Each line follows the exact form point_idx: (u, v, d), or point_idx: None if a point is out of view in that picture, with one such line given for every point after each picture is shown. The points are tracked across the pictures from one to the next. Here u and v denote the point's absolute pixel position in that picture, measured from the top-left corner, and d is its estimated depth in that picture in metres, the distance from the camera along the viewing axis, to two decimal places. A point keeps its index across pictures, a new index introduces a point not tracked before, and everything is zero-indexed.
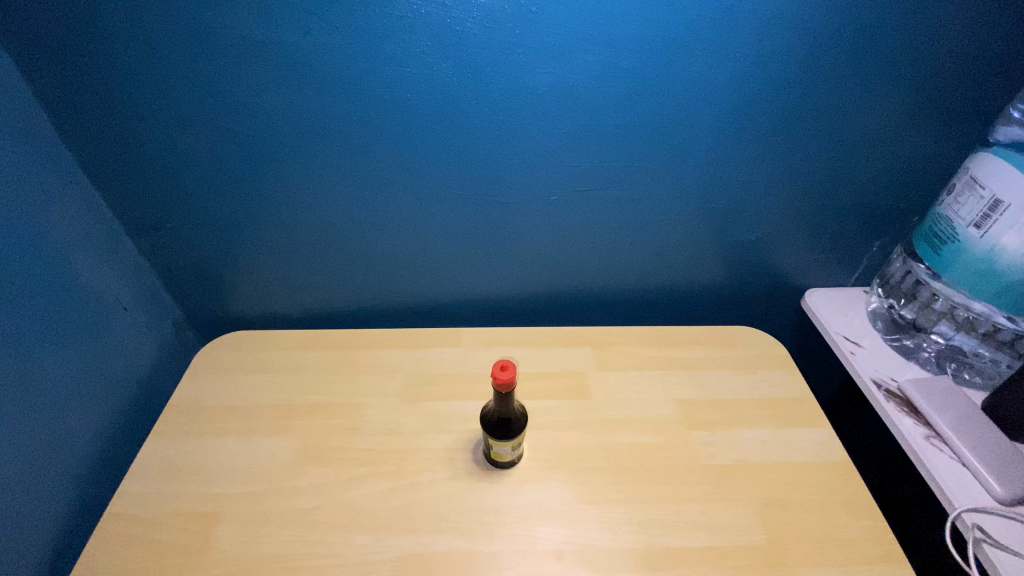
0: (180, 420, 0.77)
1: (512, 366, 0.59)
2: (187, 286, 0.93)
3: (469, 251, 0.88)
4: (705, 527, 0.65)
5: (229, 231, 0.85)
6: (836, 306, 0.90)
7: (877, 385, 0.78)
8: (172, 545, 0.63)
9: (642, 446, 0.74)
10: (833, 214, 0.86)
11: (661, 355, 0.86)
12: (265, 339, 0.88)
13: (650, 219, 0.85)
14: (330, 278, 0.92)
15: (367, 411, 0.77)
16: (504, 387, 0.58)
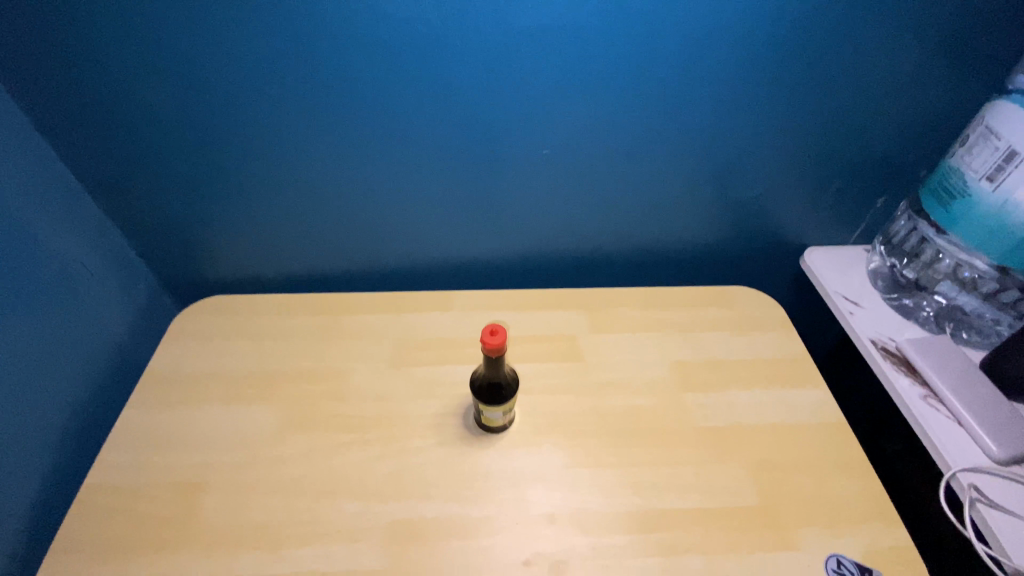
0: (157, 387, 0.74)
1: (501, 330, 0.56)
2: (158, 248, 0.88)
3: (458, 210, 0.84)
4: (698, 490, 0.65)
5: (199, 189, 0.80)
6: (835, 265, 0.87)
7: (876, 345, 0.76)
8: (154, 516, 0.61)
9: (636, 408, 0.72)
10: (837, 169, 0.82)
11: (655, 317, 0.84)
12: (245, 304, 0.85)
13: (647, 175, 0.81)
14: (311, 239, 0.87)
15: (353, 376, 0.75)
16: (493, 352, 0.56)
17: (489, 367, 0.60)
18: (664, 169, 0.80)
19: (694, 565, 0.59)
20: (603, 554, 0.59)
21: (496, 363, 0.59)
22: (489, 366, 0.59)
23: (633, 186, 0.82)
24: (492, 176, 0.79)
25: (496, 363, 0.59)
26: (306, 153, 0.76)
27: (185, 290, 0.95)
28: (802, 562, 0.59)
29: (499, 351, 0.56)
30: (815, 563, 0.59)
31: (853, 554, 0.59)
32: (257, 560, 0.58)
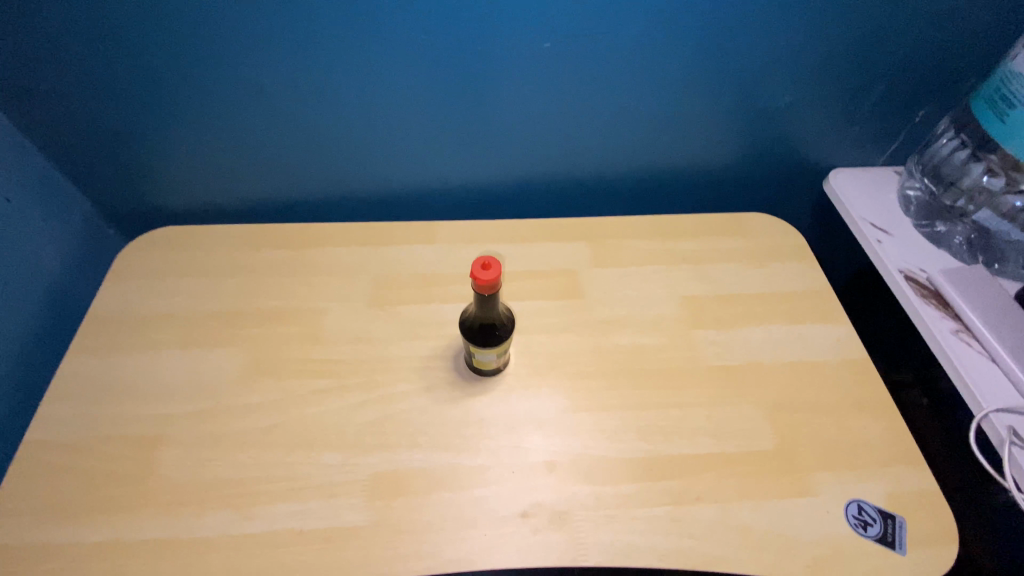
0: (103, 331, 0.65)
1: (496, 263, 0.47)
2: (93, 171, 0.76)
3: (441, 126, 0.72)
4: (710, 433, 0.59)
5: (132, 100, 0.67)
6: (863, 189, 0.79)
7: (906, 276, 0.70)
8: (106, 473, 0.55)
9: (643, 347, 0.65)
10: (877, 76, 0.71)
11: (663, 247, 0.76)
12: (200, 235, 0.74)
13: (660, 83, 0.69)
14: (273, 161, 0.76)
15: (327, 316, 0.66)
16: (486, 289, 0.48)
17: (482, 305, 0.52)
18: (680, 78, 0.69)
19: (706, 513, 0.54)
20: (608, 504, 0.54)
21: (489, 301, 0.51)
22: (481, 304, 0.51)
23: (643, 97, 0.71)
24: (481, 85, 0.68)
25: (489, 300, 0.51)
26: (257, 53, 0.63)
27: (131, 221, 0.84)
28: (821, 508, 0.55)
29: (493, 288, 0.48)
30: (835, 509, 0.55)
31: (874, 499, 0.56)
32: (225, 520, 0.52)
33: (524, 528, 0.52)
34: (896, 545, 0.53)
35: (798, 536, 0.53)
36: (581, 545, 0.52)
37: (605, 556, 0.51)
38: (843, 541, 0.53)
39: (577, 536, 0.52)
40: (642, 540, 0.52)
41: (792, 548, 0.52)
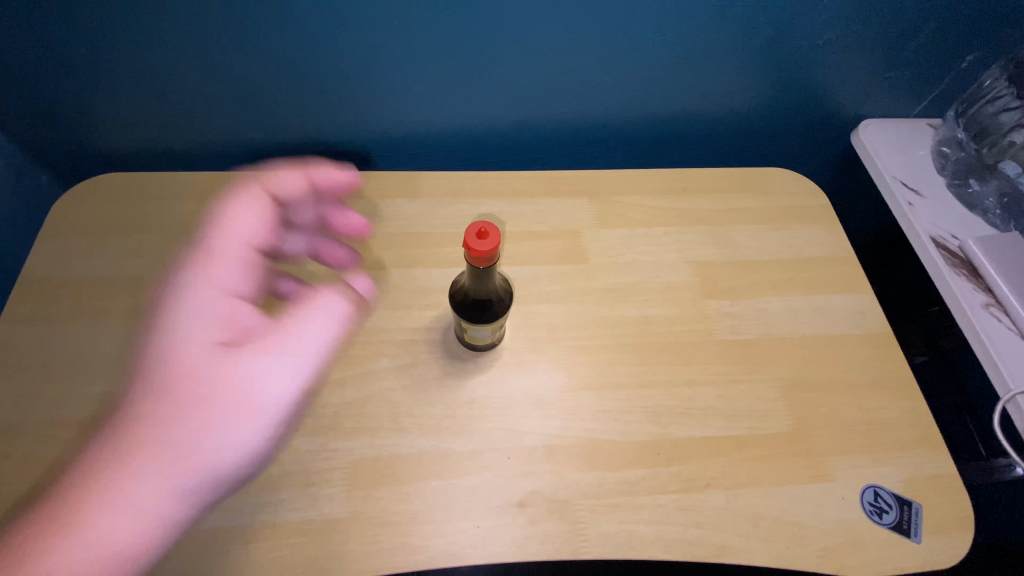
0: (40, 297, 0.57)
1: (492, 230, 0.40)
2: (16, 105, 0.65)
3: (428, 63, 0.62)
4: (721, 414, 0.54)
5: (52, 20, 0.56)
6: (894, 144, 0.72)
7: (937, 243, 0.64)
8: (47, 461, 0.48)
9: (651, 319, 0.59)
10: (928, 13, 0.63)
11: (674, 206, 0.68)
12: (148, 185, 0.65)
13: (683, 15, 0.60)
14: (231, 99, 0.65)
15: (298, 281, 0.59)
16: (480, 260, 0.40)
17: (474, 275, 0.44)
18: (708, 10, 0.59)
19: (717, 501, 0.50)
20: (611, 492, 0.50)
21: (483, 271, 0.44)
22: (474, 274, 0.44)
23: (663, 32, 0.61)
24: (476, 13, 0.57)
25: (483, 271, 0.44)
26: None
27: (70, 167, 0.74)
28: (837, 494, 0.51)
29: (490, 258, 0.41)
30: (851, 495, 0.51)
31: (892, 484, 0.52)
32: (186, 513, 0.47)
33: (520, 519, 0.48)
34: (912, 533, 0.50)
35: (811, 525, 0.49)
36: (581, 537, 0.48)
37: (608, 547, 0.47)
38: (858, 529, 0.49)
39: (577, 526, 0.48)
40: (647, 529, 0.48)
41: (805, 537, 0.49)
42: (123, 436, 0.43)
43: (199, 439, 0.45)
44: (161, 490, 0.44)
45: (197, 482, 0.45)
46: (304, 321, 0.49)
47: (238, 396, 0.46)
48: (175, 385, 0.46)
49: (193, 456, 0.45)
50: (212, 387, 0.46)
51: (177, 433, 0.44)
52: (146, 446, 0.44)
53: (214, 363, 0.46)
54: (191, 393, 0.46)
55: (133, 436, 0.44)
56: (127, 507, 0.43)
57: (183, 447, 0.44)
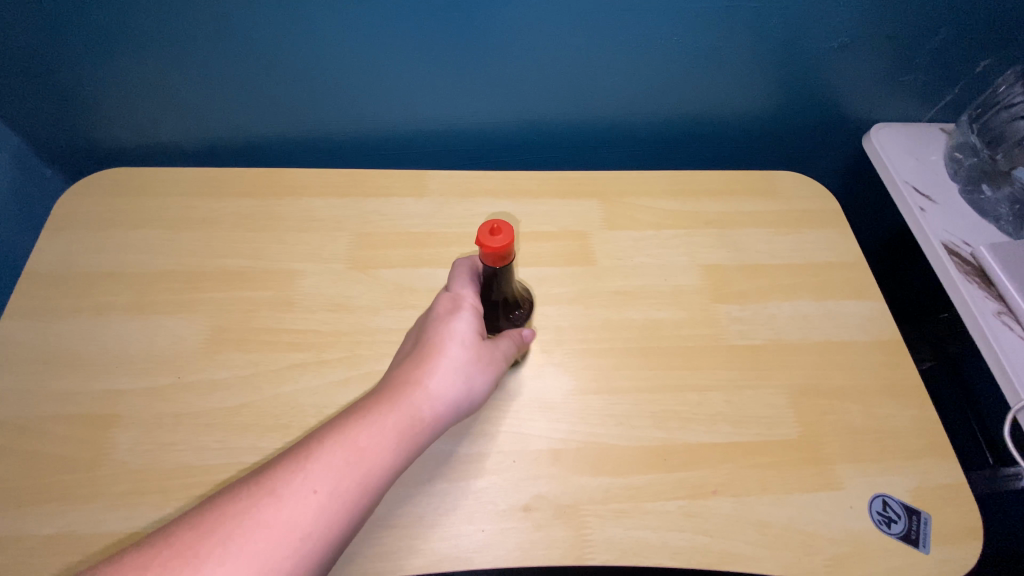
0: (44, 292, 0.57)
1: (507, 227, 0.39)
2: (21, 98, 0.65)
3: (438, 60, 0.61)
4: (729, 419, 0.54)
5: (59, 12, 0.55)
6: (907, 148, 0.71)
7: (948, 250, 0.63)
8: (49, 458, 0.48)
9: (659, 323, 0.59)
10: (944, 16, 0.62)
11: (683, 208, 0.68)
12: (152, 180, 0.64)
13: (697, 15, 0.59)
14: (238, 94, 0.65)
15: (303, 280, 0.58)
16: (500, 258, 0.40)
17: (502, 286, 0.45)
18: (722, 11, 0.59)
19: (723, 508, 0.49)
20: (617, 497, 0.49)
21: (503, 271, 0.43)
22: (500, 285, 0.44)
23: (676, 33, 0.60)
24: (488, 10, 0.57)
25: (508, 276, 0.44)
26: None
27: (74, 161, 0.74)
28: (844, 503, 0.50)
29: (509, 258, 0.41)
30: (859, 504, 0.50)
31: (900, 493, 0.51)
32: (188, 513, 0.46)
33: (525, 524, 0.48)
34: (920, 543, 0.49)
35: (818, 533, 0.49)
36: (586, 543, 0.47)
37: (613, 553, 0.47)
38: (866, 539, 0.49)
39: (582, 531, 0.48)
40: (653, 536, 0.47)
41: (812, 546, 0.48)
42: (354, 448, 0.38)
43: (383, 465, 0.38)
44: (330, 495, 0.36)
45: (373, 502, 0.38)
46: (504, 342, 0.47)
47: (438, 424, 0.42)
48: (423, 404, 0.41)
49: (376, 468, 0.38)
50: (436, 409, 0.41)
51: (393, 453, 0.39)
52: (383, 459, 0.38)
53: (469, 372, 0.43)
54: (422, 417, 0.41)
55: (373, 451, 0.38)
56: (309, 520, 0.35)
57: (388, 468, 0.38)
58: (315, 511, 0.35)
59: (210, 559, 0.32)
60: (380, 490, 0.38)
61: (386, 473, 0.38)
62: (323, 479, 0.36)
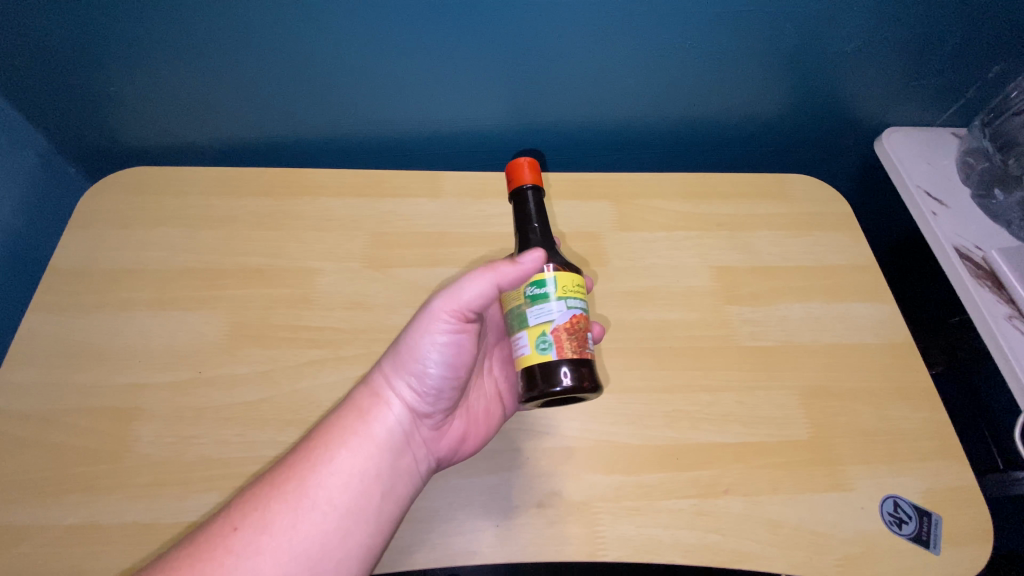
0: (68, 288, 0.58)
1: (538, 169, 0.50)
2: (47, 99, 0.66)
3: (454, 62, 0.62)
4: (741, 420, 0.54)
5: (86, 17, 0.57)
6: (918, 153, 0.72)
7: (960, 254, 0.63)
8: (73, 449, 0.49)
9: (671, 324, 0.59)
10: (955, 22, 0.62)
11: (693, 210, 0.68)
12: (173, 179, 0.66)
13: (709, 21, 0.60)
14: (258, 97, 0.66)
15: (320, 278, 0.59)
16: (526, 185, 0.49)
17: (533, 224, 0.49)
18: (734, 16, 0.59)
19: (735, 507, 0.50)
20: (630, 495, 0.50)
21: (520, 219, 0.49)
22: (529, 222, 0.48)
23: (689, 38, 0.61)
24: (505, 15, 0.58)
25: (541, 218, 0.49)
26: None
27: (96, 161, 0.76)
28: (855, 503, 0.51)
29: (535, 188, 0.49)
30: (870, 505, 0.51)
31: (911, 495, 0.52)
32: (209, 505, 0.47)
33: (539, 520, 0.48)
34: (931, 544, 0.49)
35: (829, 533, 0.49)
36: (599, 539, 0.48)
37: (625, 550, 0.47)
38: (876, 539, 0.49)
39: (595, 528, 0.48)
40: (664, 534, 0.48)
41: (823, 546, 0.48)
42: (288, 473, 0.40)
43: (312, 474, 0.40)
44: (256, 530, 0.37)
45: (312, 512, 0.39)
46: (460, 287, 0.46)
47: (377, 409, 0.45)
48: (356, 406, 0.45)
49: (306, 479, 0.40)
50: (369, 423, 0.44)
51: (326, 456, 0.41)
52: (318, 467, 0.41)
53: (400, 346, 0.47)
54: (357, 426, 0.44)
55: (304, 463, 0.41)
56: (235, 552, 0.36)
57: (323, 474, 0.41)
58: (241, 541, 0.37)
59: None
60: (319, 498, 0.40)
61: (322, 477, 0.41)
62: (245, 515, 0.38)
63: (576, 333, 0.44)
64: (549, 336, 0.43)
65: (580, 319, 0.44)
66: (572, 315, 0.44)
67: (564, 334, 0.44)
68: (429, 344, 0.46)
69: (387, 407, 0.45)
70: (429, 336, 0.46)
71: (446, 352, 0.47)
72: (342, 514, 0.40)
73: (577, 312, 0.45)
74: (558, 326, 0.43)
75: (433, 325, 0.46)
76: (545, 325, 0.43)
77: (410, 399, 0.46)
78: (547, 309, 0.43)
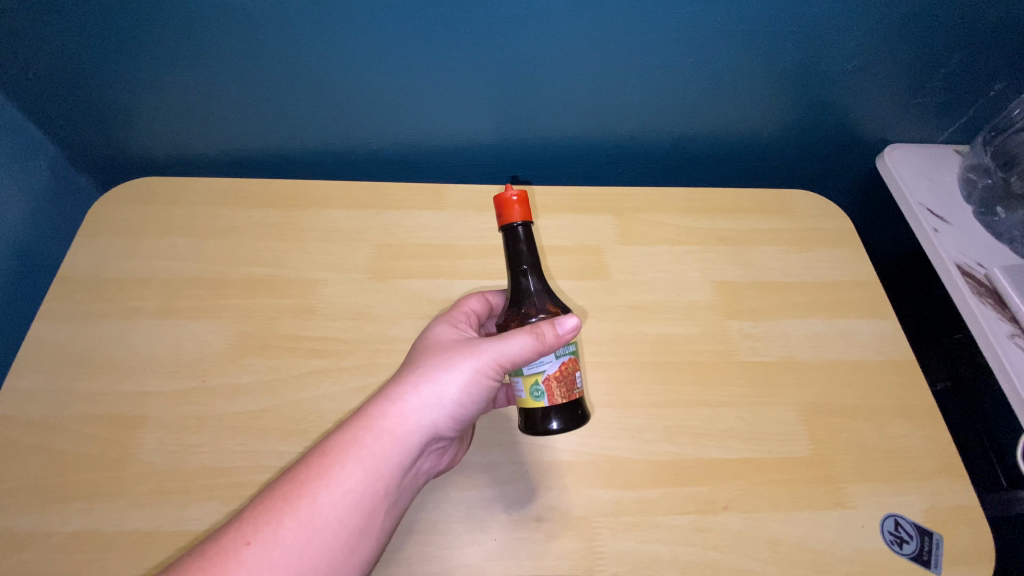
0: (76, 296, 0.59)
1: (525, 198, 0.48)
2: (60, 109, 0.68)
3: (461, 78, 0.64)
4: (741, 435, 0.54)
5: (98, 32, 0.58)
6: (918, 168, 0.72)
7: (962, 271, 0.63)
8: (77, 456, 0.50)
9: (672, 338, 0.59)
10: (956, 41, 0.63)
11: (696, 225, 0.69)
12: (179, 188, 0.66)
13: (713, 38, 0.60)
14: (267, 109, 0.67)
15: (324, 289, 0.60)
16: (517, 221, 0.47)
17: (523, 265, 0.48)
18: (737, 33, 0.60)
19: (735, 523, 0.49)
20: (629, 509, 0.50)
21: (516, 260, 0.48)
22: (520, 262, 0.48)
23: (693, 55, 0.62)
24: (513, 33, 0.59)
25: (531, 254, 0.48)
26: None
27: (106, 170, 0.77)
28: (856, 522, 0.50)
29: (524, 223, 0.47)
30: (871, 523, 0.51)
31: (912, 513, 0.51)
32: (210, 513, 0.48)
33: (538, 533, 0.48)
34: (932, 564, 0.49)
35: (829, 551, 0.49)
36: (598, 553, 0.48)
37: (624, 567, 0.47)
38: (877, 559, 0.49)
39: (594, 543, 0.48)
40: (664, 550, 0.48)
41: (824, 564, 0.48)
42: (299, 487, 0.40)
43: (325, 491, 0.40)
44: (264, 545, 0.37)
45: (323, 531, 0.39)
46: (504, 337, 0.45)
47: (398, 432, 0.43)
48: (379, 426, 0.43)
49: (319, 497, 0.40)
50: (395, 450, 0.43)
51: (343, 475, 0.40)
52: (328, 485, 0.40)
53: (439, 375, 0.45)
54: (382, 450, 0.42)
55: (318, 479, 0.40)
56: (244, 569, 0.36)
57: (337, 492, 0.40)
58: (253, 558, 0.36)
59: None
60: (330, 517, 0.39)
61: (335, 496, 0.40)
62: (258, 530, 0.38)
63: (565, 379, 0.46)
64: (540, 384, 0.46)
65: (567, 364, 0.46)
66: (561, 363, 0.46)
67: (554, 383, 0.46)
68: (462, 376, 0.45)
69: (410, 432, 0.43)
70: (473, 371, 0.45)
71: (473, 386, 0.46)
72: (350, 533, 0.40)
73: (567, 359, 0.46)
74: (548, 377, 0.46)
75: (479, 364, 0.45)
76: (537, 376, 0.45)
77: (435, 430, 0.45)
78: (536, 361, 0.45)
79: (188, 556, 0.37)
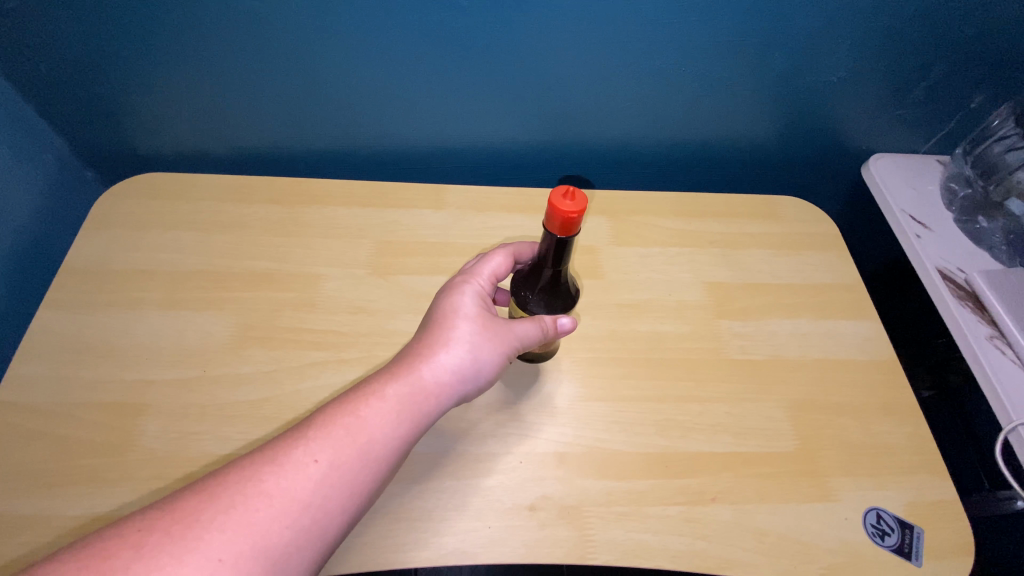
0: (79, 287, 0.60)
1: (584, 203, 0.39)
2: (70, 104, 0.69)
3: (463, 84, 0.66)
4: (730, 430, 0.56)
5: (111, 29, 0.60)
6: (902, 177, 0.75)
7: (943, 275, 0.66)
8: (79, 441, 0.50)
9: (663, 335, 0.61)
10: (936, 54, 0.66)
11: (687, 227, 0.71)
12: (183, 185, 0.68)
13: (705, 46, 0.63)
14: (273, 109, 0.69)
15: (325, 283, 0.61)
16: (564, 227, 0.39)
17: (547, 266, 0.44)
18: (728, 41, 0.62)
19: (723, 514, 0.51)
20: (620, 500, 0.51)
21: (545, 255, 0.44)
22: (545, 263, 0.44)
23: (688, 61, 0.64)
24: (512, 41, 0.61)
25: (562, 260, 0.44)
26: None
27: (111, 166, 0.79)
28: (841, 514, 0.52)
29: (555, 235, 0.40)
30: (854, 516, 0.52)
31: (895, 507, 0.53)
32: None
33: (532, 522, 0.49)
34: (913, 556, 0.50)
35: (815, 543, 0.50)
36: (589, 543, 0.49)
37: (615, 554, 0.48)
38: (862, 550, 0.50)
39: (586, 532, 0.49)
40: (654, 539, 0.49)
41: (810, 555, 0.49)
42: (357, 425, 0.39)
43: (383, 433, 0.40)
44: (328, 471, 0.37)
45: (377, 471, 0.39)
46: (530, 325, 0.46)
47: (441, 395, 0.43)
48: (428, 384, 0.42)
49: (375, 437, 0.39)
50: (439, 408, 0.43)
51: (396, 424, 0.40)
52: (383, 430, 0.40)
53: (479, 347, 0.45)
54: (428, 408, 0.42)
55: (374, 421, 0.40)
56: (303, 496, 0.36)
57: (388, 437, 0.40)
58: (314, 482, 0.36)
59: (205, 532, 0.33)
60: (384, 459, 0.39)
61: (387, 440, 0.40)
62: (323, 447, 0.38)
63: None
64: None
65: None
66: None
67: None
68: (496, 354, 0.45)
69: (447, 397, 0.43)
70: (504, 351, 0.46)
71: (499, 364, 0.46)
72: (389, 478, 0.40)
73: None
74: None
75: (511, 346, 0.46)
76: None
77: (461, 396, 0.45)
78: None
79: (254, 460, 0.36)
